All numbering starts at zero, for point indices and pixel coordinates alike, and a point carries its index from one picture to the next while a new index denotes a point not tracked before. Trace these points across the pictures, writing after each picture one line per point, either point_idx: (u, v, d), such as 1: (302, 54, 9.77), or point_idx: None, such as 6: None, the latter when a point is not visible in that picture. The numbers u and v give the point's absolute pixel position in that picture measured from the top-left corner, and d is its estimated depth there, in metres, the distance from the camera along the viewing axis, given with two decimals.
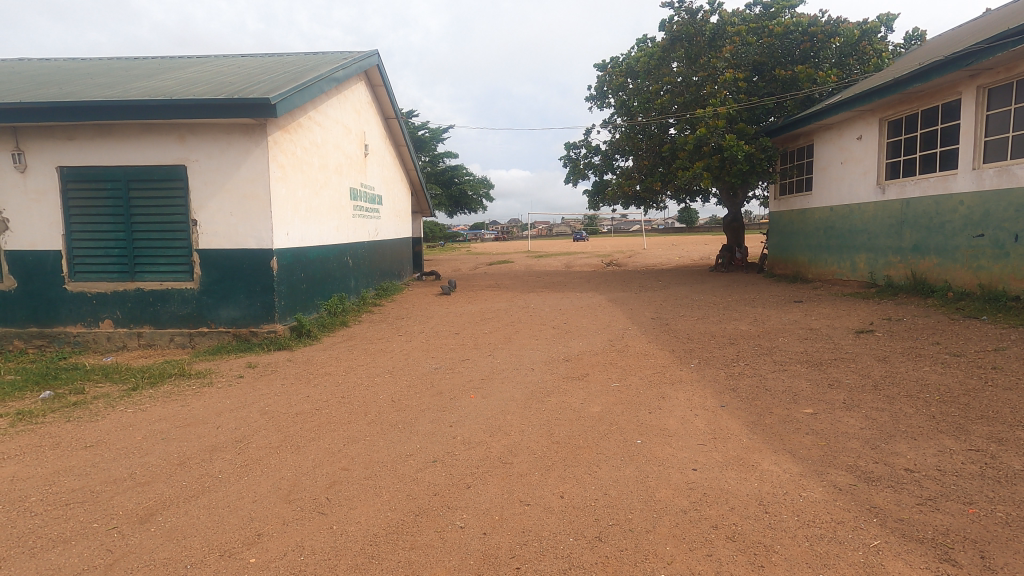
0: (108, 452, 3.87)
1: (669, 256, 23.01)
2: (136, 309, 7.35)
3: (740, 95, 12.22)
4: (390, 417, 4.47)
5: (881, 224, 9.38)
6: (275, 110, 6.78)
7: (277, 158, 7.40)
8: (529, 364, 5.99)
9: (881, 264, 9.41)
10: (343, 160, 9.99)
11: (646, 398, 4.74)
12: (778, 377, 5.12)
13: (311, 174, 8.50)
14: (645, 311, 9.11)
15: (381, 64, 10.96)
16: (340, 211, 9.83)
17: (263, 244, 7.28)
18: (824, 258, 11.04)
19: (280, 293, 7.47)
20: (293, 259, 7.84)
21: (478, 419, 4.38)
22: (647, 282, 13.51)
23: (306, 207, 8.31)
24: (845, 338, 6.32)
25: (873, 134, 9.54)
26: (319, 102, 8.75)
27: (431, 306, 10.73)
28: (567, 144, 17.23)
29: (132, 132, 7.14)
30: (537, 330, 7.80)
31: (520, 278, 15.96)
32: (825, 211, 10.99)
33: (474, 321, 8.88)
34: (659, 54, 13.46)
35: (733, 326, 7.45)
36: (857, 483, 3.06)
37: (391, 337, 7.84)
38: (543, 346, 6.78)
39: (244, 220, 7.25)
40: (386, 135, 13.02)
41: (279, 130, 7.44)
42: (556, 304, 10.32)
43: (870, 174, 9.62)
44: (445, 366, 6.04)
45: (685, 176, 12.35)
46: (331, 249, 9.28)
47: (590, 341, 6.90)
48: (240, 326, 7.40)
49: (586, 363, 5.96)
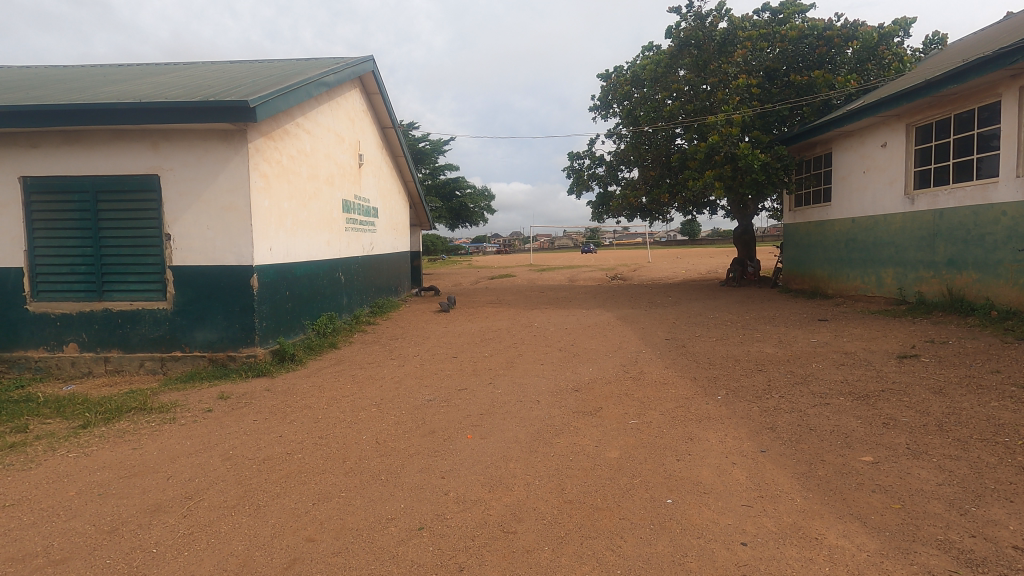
0: (28, 513, 3.22)
1: (676, 270, 22.31)
2: (103, 331, 6.73)
3: (753, 101, 11.65)
4: (373, 465, 3.82)
5: (910, 237, 8.76)
6: (256, 114, 6.20)
7: (259, 167, 6.80)
8: (535, 395, 5.33)
9: (911, 280, 8.77)
10: (336, 170, 9.44)
11: (670, 438, 4.10)
12: (821, 413, 4.46)
13: (298, 184, 7.92)
14: (658, 331, 8.45)
15: (375, 70, 10.43)
16: (332, 224, 9.25)
17: (243, 261, 6.66)
18: (846, 273, 10.40)
19: (262, 313, 6.84)
20: (276, 275, 7.21)
21: (475, 469, 3.73)
22: (657, 298, 12.83)
23: (292, 220, 7.72)
24: (887, 364, 5.66)
25: (899, 140, 8.96)
26: (308, 109, 8.20)
27: (428, 324, 10.07)
28: (570, 154, 16.76)
29: (102, 139, 6.56)
30: (542, 353, 7.15)
31: (523, 294, 15.31)
32: (847, 222, 10.37)
33: (473, 342, 8.21)
34: (666, 61, 12.97)
35: (758, 349, 6.78)
36: (958, 569, 2.40)
37: (383, 361, 7.18)
38: (549, 373, 6.12)
39: (222, 234, 6.64)
40: (383, 145, 12.51)
41: (262, 137, 6.87)
42: (562, 322, 9.67)
43: (897, 183, 9.01)
44: (440, 397, 5.38)
45: (696, 187, 11.73)
46: (321, 265, 8.68)
47: (601, 367, 6.24)
48: (217, 350, 6.75)
49: (598, 394, 5.30)
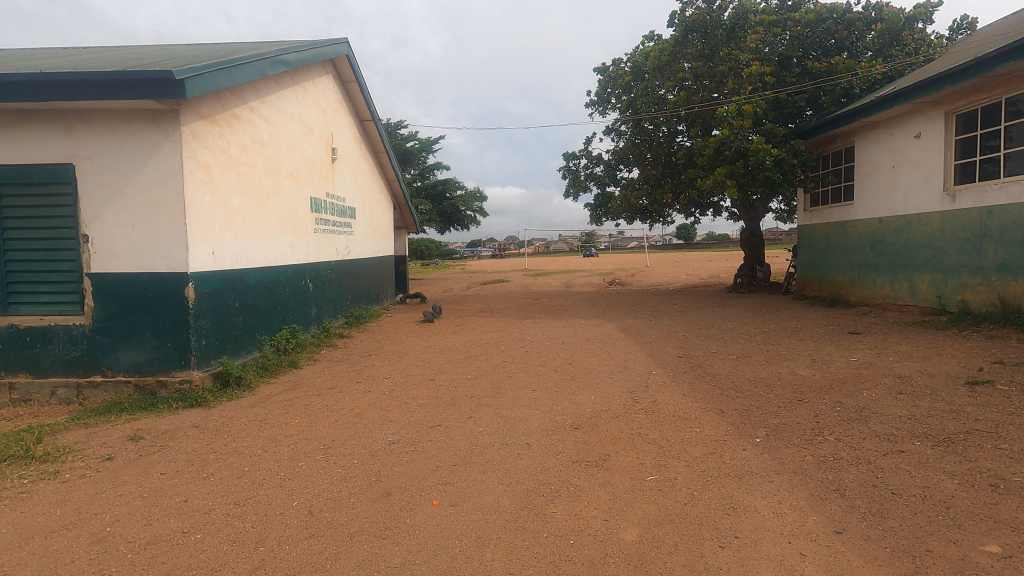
0: None
1: (677, 275, 21.14)
2: (8, 352, 5.61)
3: (766, 91, 10.62)
4: (298, 556, 2.73)
5: (951, 239, 7.79)
6: (189, 91, 5.13)
7: (196, 155, 5.71)
8: (524, 436, 4.24)
9: (953, 287, 7.79)
10: (302, 164, 8.36)
11: (707, 510, 3.02)
12: (901, 467, 3.40)
13: (252, 178, 6.83)
14: (667, 346, 7.37)
15: (349, 53, 9.37)
16: (297, 224, 8.15)
17: (176, 267, 5.56)
18: (872, 279, 9.41)
19: (200, 329, 5.73)
20: (221, 284, 6.11)
21: (438, 562, 2.65)
22: (661, 306, 11.77)
23: (244, 219, 6.63)
24: (957, 393, 4.62)
25: (937, 130, 7.99)
26: (265, 91, 7.12)
27: (408, 337, 8.96)
28: (566, 154, 15.75)
29: (8, 122, 5.49)
30: (536, 375, 6.07)
31: (516, 301, 14.22)
32: (872, 223, 9.38)
33: (455, 360, 7.09)
34: (670, 50, 11.96)
35: (790, 371, 5.73)
36: None
37: (347, 385, 6.06)
38: (542, 403, 5.04)
39: (151, 235, 5.53)
40: (362, 139, 11.46)
41: (202, 121, 5.79)
42: (558, 335, 8.58)
43: (935, 178, 8.02)
44: (406, 439, 4.28)
45: (705, 186, 10.72)
46: (282, 271, 7.58)
47: (606, 396, 5.17)
48: (145, 374, 5.63)
49: (604, 434, 4.23)
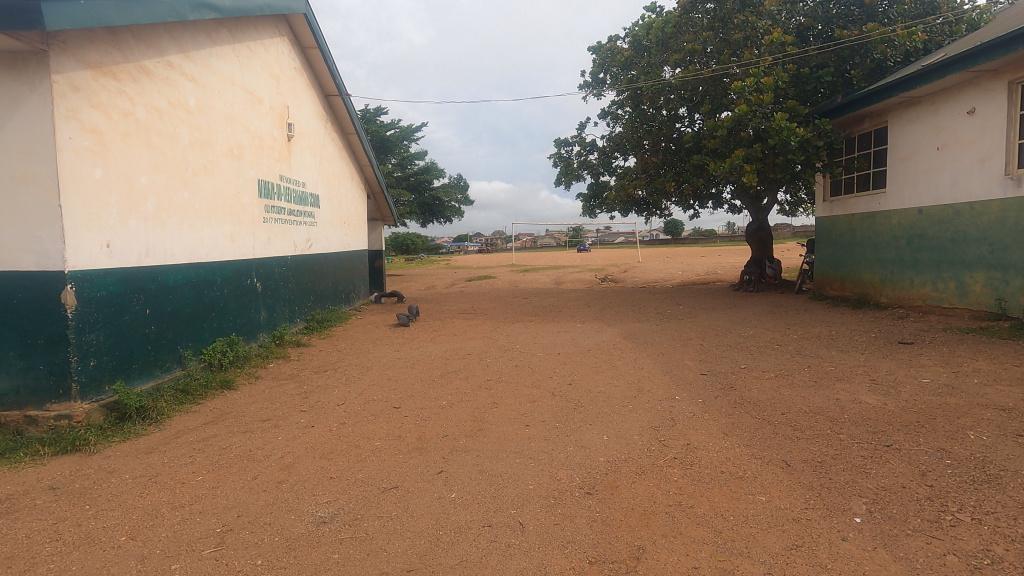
0: None
1: (673, 271, 19.89)
2: None
3: (787, 64, 9.37)
4: None
5: (1014, 232, 6.64)
6: (53, 22, 3.75)
7: (80, 116, 4.30)
8: (515, 509, 2.95)
9: (1017, 288, 6.65)
10: (246, 140, 6.93)
11: None
12: None
13: (171, 153, 5.40)
14: (685, 360, 6.11)
15: (306, 10, 7.92)
16: (239, 211, 6.74)
17: (48, 264, 4.16)
18: (909, 277, 8.25)
19: (88, 346, 4.34)
20: (123, 285, 4.71)
21: None
22: (666, 306, 10.52)
23: (158, 204, 5.21)
24: None
25: (998, 104, 6.82)
26: (189, 44, 5.70)
27: (376, 346, 7.60)
28: (557, 140, 14.46)
29: None
30: (528, 401, 4.78)
31: (503, 300, 12.90)
32: (910, 213, 8.22)
33: (429, 378, 5.75)
34: (676, 20, 10.68)
35: (852, 397, 4.49)
36: None
37: (286, 416, 4.72)
38: (538, 448, 3.75)
39: (14, 220, 4.14)
40: (328, 117, 10.02)
41: (88, 71, 4.38)
42: (553, 344, 7.28)
43: (994, 160, 6.87)
44: (345, 514, 2.96)
45: (718, 172, 9.45)
46: (217, 269, 6.19)
47: (623, 436, 3.89)
48: (10, 405, 4.23)
49: (631, 506, 2.94)
